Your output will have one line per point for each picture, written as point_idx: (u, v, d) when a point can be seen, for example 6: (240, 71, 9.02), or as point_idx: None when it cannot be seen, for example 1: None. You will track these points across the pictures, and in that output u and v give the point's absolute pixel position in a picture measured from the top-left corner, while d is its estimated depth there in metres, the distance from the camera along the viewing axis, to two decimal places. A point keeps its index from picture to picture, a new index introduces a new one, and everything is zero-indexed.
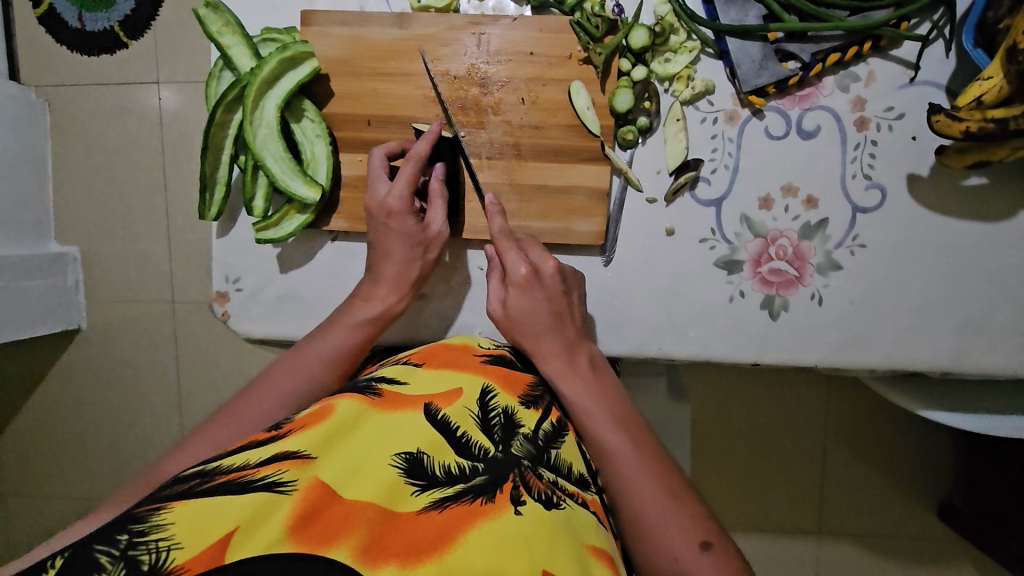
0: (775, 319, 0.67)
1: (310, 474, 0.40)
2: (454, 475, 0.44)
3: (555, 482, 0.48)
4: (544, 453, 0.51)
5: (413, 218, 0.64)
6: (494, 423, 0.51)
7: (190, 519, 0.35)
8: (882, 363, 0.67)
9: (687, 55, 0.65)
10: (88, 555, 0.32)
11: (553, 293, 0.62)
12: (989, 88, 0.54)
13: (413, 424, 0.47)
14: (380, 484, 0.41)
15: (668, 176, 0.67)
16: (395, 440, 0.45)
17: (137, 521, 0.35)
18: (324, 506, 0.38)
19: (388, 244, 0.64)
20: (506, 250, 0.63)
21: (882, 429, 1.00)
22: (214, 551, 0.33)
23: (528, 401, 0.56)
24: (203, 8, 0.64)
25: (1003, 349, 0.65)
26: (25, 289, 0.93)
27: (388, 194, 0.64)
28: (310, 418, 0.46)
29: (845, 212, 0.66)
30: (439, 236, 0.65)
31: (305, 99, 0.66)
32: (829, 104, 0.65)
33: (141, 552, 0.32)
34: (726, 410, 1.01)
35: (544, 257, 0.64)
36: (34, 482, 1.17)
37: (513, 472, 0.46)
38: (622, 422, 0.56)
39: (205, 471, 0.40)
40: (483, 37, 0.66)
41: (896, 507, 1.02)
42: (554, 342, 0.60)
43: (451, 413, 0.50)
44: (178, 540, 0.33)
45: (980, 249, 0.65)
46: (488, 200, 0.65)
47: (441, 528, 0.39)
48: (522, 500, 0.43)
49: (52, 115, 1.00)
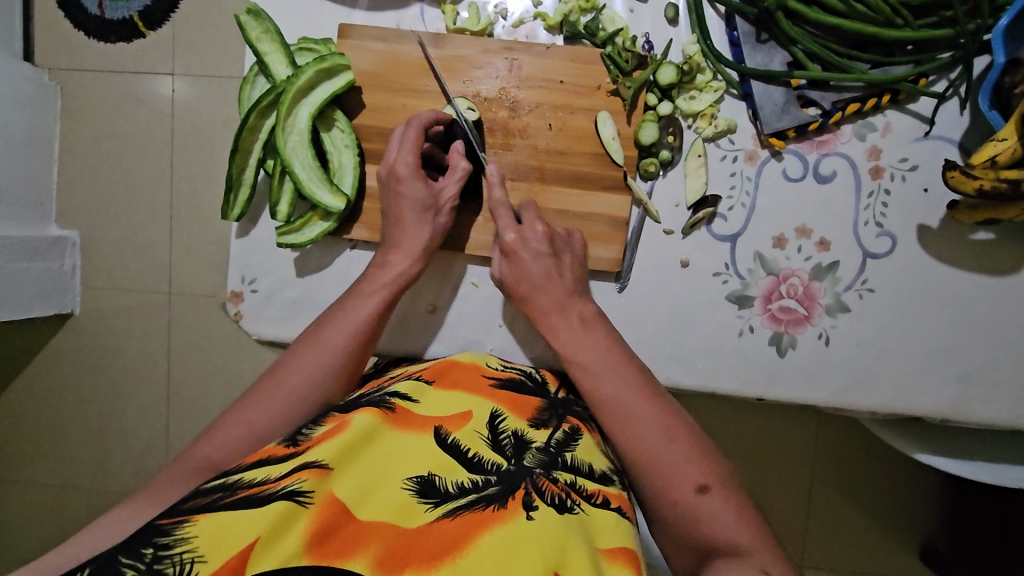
0: (782, 355, 0.69)
1: (326, 488, 0.40)
2: (466, 490, 0.45)
3: (572, 483, 0.49)
4: (558, 459, 0.51)
5: (424, 187, 0.65)
6: (504, 442, 0.51)
7: (213, 531, 0.36)
8: (882, 405, 0.68)
9: (711, 94, 0.67)
10: (114, 567, 0.34)
11: (540, 254, 0.62)
12: (1003, 148, 0.56)
13: (424, 447, 0.48)
14: (392, 504, 0.42)
15: (686, 210, 0.69)
16: (408, 463, 0.46)
17: (161, 535, 0.36)
18: (340, 523, 0.39)
19: (398, 209, 0.65)
20: (500, 216, 0.64)
21: (869, 469, 1.01)
22: (236, 563, 0.35)
23: (536, 423, 0.56)
24: (245, 14, 0.65)
25: (998, 402, 0.67)
26: (23, 271, 0.92)
27: (399, 160, 0.64)
28: (327, 432, 0.46)
29: (856, 257, 0.68)
30: (450, 203, 0.66)
31: (337, 109, 0.68)
32: (846, 151, 0.67)
33: (166, 565, 0.34)
34: (717, 440, 1.02)
35: (533, 218, 0.64)
36: (11, 467, 1.16)
37: (526, 479, 0.47)
38: (619, 369, 0.57)
39: (227, 484, 0.41)
40: (515, 62, 0.67)
41: (879, 550, 1.03)
42: (545, 296, 0.62)
43: (461, 437, 0.50)
44: (201, 553, 0.35)
45: (983, 302, 0.67)
46: (485, 170, 0.65)
47: (454, 535, 0.40)
48: (534, 505, 0.44)
49: (63, 98, 1.00)
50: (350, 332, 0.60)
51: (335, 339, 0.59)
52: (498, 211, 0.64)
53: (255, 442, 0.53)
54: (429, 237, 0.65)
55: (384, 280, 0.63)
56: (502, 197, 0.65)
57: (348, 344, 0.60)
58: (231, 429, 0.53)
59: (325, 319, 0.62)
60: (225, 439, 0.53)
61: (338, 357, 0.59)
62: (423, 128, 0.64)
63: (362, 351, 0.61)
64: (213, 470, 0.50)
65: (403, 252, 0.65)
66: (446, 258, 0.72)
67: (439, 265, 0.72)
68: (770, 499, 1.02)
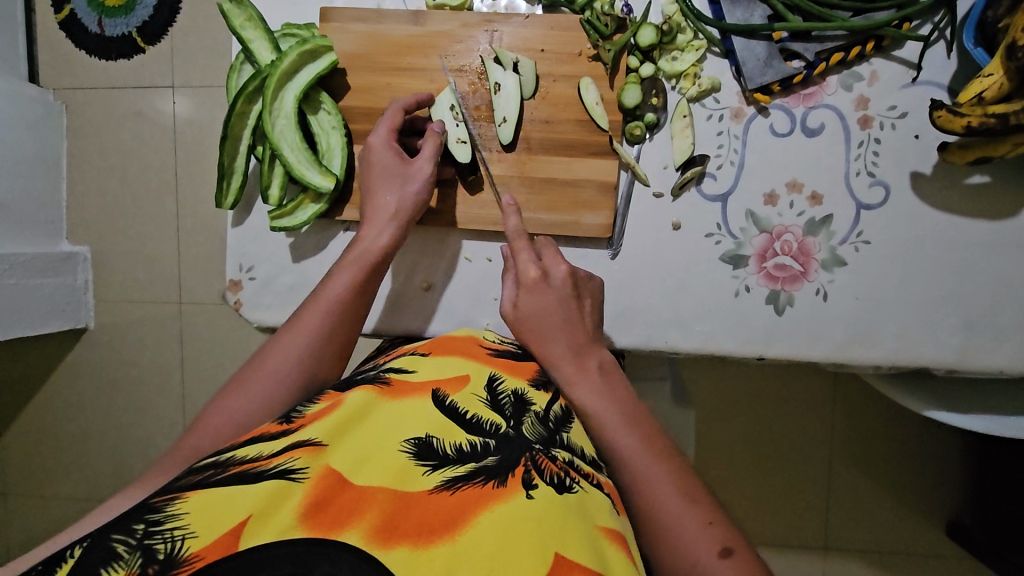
0: (781, 313, 0.68)
1: (321, 462, 0.40)
2: (466, 453, 0.44)
3: (571, 462, 0.47)
4: (556, 436, 0.50)
5: (394, 157, 0.66)
6: (503, 402, 0.51)
7: (204, 508, 0.35)
8: (888, 360, 0.67)
9: (694, 53, 0.66)
10: (105, 545, 0.33)
11: (564, 295, 0.62)
12: (990, 84, 0.56)
13: (421, 411, 0.47)
14: (389, 469, 0.41)
15: (675, 172, 0.69)
16: (403, 428, 0.45)
17: (153, 512, 0.35)
18: (335, 493, 0.38)
19: (371, 179, 0.67)
20: (519, 248, 0.65)
21: (886, 439, 1.00)
22: (228, 540, 0.34)
23: (537, 384, 0.57)
24: (227, 3, 0.67)
25: (1006, 351, 0.65)
26: (36, 286, 0.94)
27: (375, 133, 0.67)
28: (322, 411, 0.46)
29: (849, 210, 0.67)
30: (422, 175, 0.66)
31: (322, 91, 0.69)
32: (833, 102, 0.66)
33: (157, 541, 0.33)
34: (729, 419, 1.01)
35: (556, 261, 0.65)
36: (37, 483, 1.18)
37: (524, 457, 0.44)
38: (634, 423, 0.53)
39: (218, 462, 0.40)
40: (495, 34, 0.68)
41: (904, 525, 1.01)
42: (563, 344, 0.59)
43: (459, 400, 0.50)
44: (192, 529, 0.34)
45: (981, 247, 0.66)
46: (505, 200, 0.67)
47: (452, 509, 0.38)
48: (533, 483, 0.42)
49: (69, 117, 1.02)
50: (323, 312, 0.60)
51: (309, 321, 0.59)
52: (514, 241, 0.66)
53: (248, 421, 0.53)
54: (398, 204, 0.66)
55: (355, 257, 0.64)
56: (519, 225, 0.66)
57: (321, 323, 0.60)
58: (227, 414, 0.53)
59: (304, 302, 0.62)
60: (230, 409, 0.53)
61: (313, 339, 0.59)
62: (405, 110, 0.67)
63: (344, 332, 0.61)
64: (211, 436, 0.51)
65: (376, 226, 0.66)
66: (438, 233, 0.72)
67: (433, 240, 0.73)
68: (785, 476, 1.01)
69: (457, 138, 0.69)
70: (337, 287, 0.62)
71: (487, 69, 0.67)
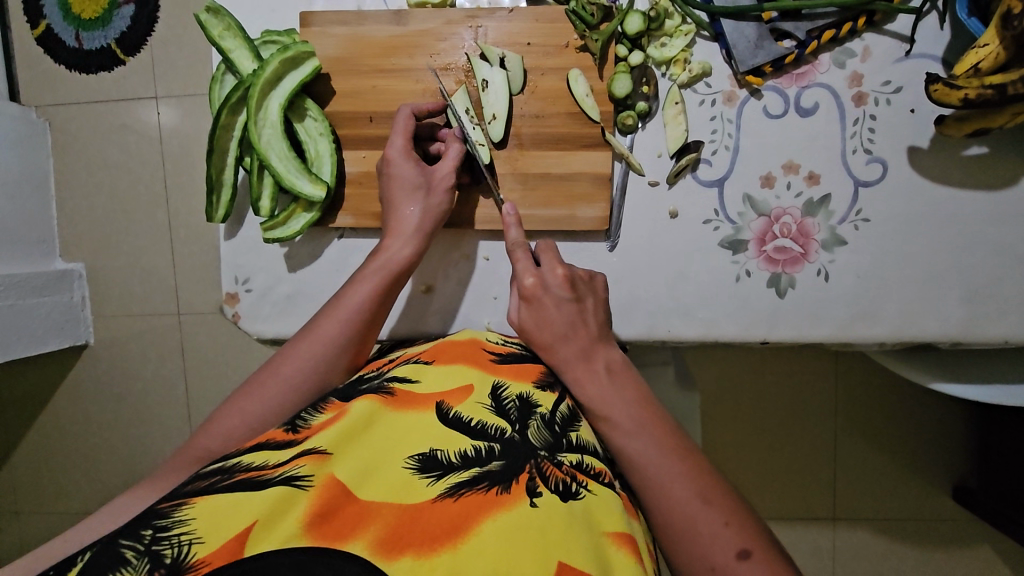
0: (782, 296, 0.68)
1: (325, 471, 0.40)
2: (469, 460, 0.43)
3: (577, 464, 0.47)
4: (562, 439, 0.49)
5: (413, 168, 0.65)
6: (509, 407, 0.50)
7: (212, 514, 0.35)
8: (893, 335, 0.67)
9: (683, 38, 0.65)
10: (112, 550, 0.33)
11: (562, 300, 0.60)
12: (986, 55, 0.55)
13: (425, 424, 0.46)
14: (393, 483, 0.40)
15: (669, 159, 0.68)
16: (408, 442, 0.44)
17: (161, 517, 0.35)
18: (340, 505, 0.38)
19: (391, 193, 0.65)
20: (518, 258, 0.63)
21: (891, 410, 1.00)
22: (234, 546, 0.33)
23: (541, 385, 0.56)
24: (204, 13, 0.65)
25: (1009, 321, 0.65)
26: (32, 307, 0.94)
27: (390, 146, 0.65)
28: (327, 421, 0.46)
29: (847, 188, 0.66)
30: (445, 183, 0.65)
31: (307, 98, 0.67)
32: (826, 81, 0.65)
33: (164, 546, 0.33)
34: (737, 398, 1.01)
35: (553, 265, 0.63)
36: (47, 502, 1.18)
37: (529, 464, 0.44)
38: (646, 425, 0.52)
39: (225, 469, 0.40)
40: (479, 30, 0.67)
41: (912, 493, 1.02)
42: (567, 351, 0.58)
43: (463, 411, 0.48)
44: (199, 534, 0.34)
45: (980, 219, 0.65)
46: (505, 211, 0.65)
47: (455, 516, 0.38)
48: (537, 491, 0.42)
49: (53, 133, 1.00)
50: (341, 322, 0.59)
51: (326, 331, 0.58)
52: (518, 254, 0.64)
53: (261, 427, 0.53)
54: (422, 216, 0.65)
55: (379, 265, 0.62)
56: (518, 235, 0.65)
57: (339, 333, 0.58)
58: (233, 430, 0.52)
59: (320, 311, 0.61)
60: (233, 424, 0.52)
61: (329, 349, 0.58)
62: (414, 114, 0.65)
63: (360, 338, 0.60)
64: (217, 452, 0.50)
65: (400, 238, 0.64)
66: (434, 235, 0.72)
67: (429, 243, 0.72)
68: (792, 452, 1.01)
69: (475, 140, 0.67)
70: (360, 299, 0.60)
71: (474, 66, 0.66)
